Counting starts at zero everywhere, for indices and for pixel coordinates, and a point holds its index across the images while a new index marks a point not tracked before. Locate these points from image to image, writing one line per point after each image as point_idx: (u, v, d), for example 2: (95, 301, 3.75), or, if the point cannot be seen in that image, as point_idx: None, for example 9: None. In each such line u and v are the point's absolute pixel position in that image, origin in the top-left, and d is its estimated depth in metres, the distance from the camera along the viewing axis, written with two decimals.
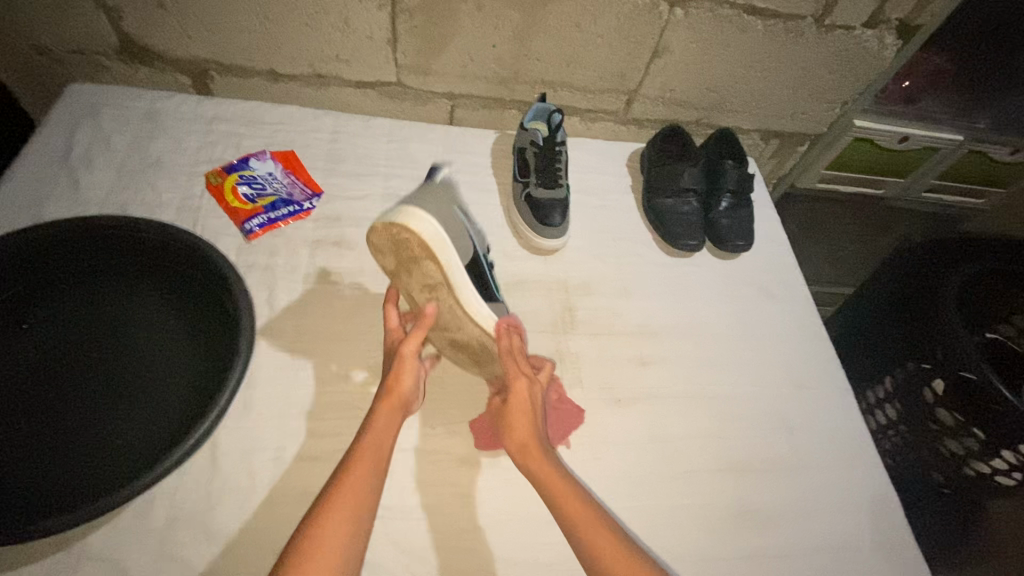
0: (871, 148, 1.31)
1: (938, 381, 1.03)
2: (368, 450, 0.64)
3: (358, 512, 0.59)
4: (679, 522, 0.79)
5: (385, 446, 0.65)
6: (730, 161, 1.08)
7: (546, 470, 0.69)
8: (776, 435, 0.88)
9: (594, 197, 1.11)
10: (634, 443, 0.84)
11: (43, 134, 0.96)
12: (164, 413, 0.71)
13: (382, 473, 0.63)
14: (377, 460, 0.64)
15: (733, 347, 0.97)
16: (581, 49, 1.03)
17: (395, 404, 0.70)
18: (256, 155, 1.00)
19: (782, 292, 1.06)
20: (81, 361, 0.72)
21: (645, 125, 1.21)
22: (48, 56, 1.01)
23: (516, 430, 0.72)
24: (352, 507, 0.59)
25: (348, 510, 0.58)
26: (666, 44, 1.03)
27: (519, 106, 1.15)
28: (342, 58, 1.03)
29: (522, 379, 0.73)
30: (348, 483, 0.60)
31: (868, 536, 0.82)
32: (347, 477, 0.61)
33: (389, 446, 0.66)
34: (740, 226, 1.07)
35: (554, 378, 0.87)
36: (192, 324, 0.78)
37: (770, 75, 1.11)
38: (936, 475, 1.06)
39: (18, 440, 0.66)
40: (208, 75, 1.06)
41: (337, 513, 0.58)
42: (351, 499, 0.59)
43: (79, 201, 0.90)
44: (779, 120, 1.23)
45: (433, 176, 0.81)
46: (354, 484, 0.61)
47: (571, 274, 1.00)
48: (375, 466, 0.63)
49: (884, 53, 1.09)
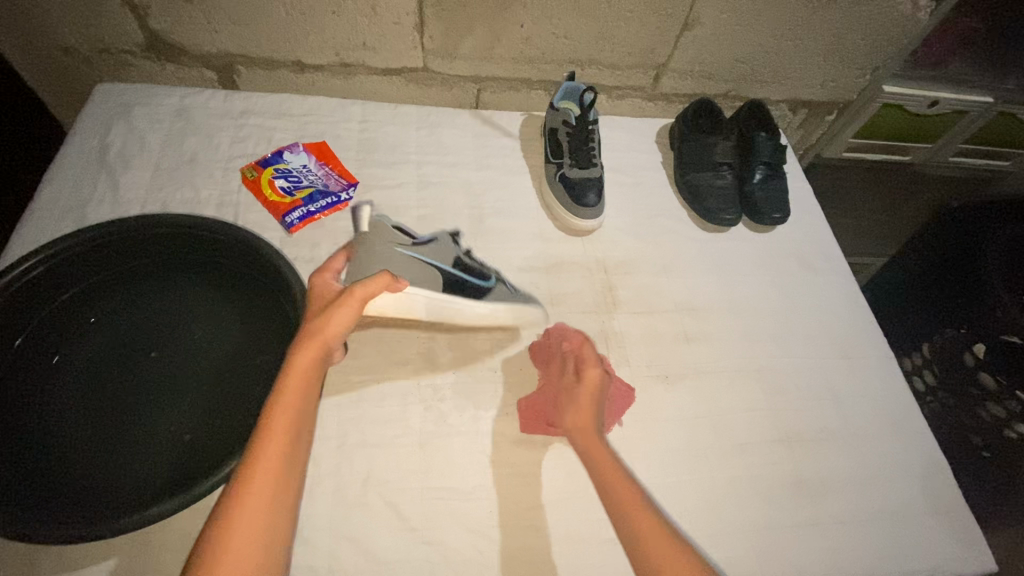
0: (899, 114, 1.29)
1: (980, 345, 1.04)
2: (286, 412, 0.59)
3: (282, 485, 0.55)
4: (737, 495, 0.80)
5: (305, 407, 0.61)
6: (764, 133, 1.07)
7: (595, 451, 0.71)
8: (823, 405, 0.89)
9: (626, 176, 1.11)
10: (685, 419, 0.85)
11: (78, 137, 0.97)
12: (228, 411, 0.71)
13: (291, 453, 0.57)
14: (297, 422, 0.59)
15: (777, 320, 0.97)
16: (610, 24, 1.01)
17: (320, 351, 0.64)
18: (289, 147, 1.00)
19: (821, 263, 1.05)
20: (145, 360, 0.73)
21: (673, 101, 1.19)
22: (75, 56, 1.01)
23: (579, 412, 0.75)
24: (276, 479, 0.55)
25: (270, 488, 0.54)
26: (697, 17, 1.01)
27: (546, 87, 1.13)
28: (369, 45, 1.02)
29: (597, 370, 0.78)
30: (268, 450, 0.56)
31: (923, 502, 0.83)
32: (266, 443, 0.56)
33: (300, 421, 0.60)
34: (776, 197, 1.06)
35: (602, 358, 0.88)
36: (251, 321, 0.78)
37: (801, 44, 1.09)
38: (975, 438, 1.07)
39: (89, 436, 0.67)
40: (234, 69, 1.05)
41: (259, 479, 0.54)
42: (271, 469, 0.55)
43: (120, 202, 0.90)
44: (807, 89, 1.21)
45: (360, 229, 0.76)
46: (275, 455, 0.56)
47: (610, 254, 1.00)
48: (294, 432, 0.58)
49: (918, 15, 1.07)
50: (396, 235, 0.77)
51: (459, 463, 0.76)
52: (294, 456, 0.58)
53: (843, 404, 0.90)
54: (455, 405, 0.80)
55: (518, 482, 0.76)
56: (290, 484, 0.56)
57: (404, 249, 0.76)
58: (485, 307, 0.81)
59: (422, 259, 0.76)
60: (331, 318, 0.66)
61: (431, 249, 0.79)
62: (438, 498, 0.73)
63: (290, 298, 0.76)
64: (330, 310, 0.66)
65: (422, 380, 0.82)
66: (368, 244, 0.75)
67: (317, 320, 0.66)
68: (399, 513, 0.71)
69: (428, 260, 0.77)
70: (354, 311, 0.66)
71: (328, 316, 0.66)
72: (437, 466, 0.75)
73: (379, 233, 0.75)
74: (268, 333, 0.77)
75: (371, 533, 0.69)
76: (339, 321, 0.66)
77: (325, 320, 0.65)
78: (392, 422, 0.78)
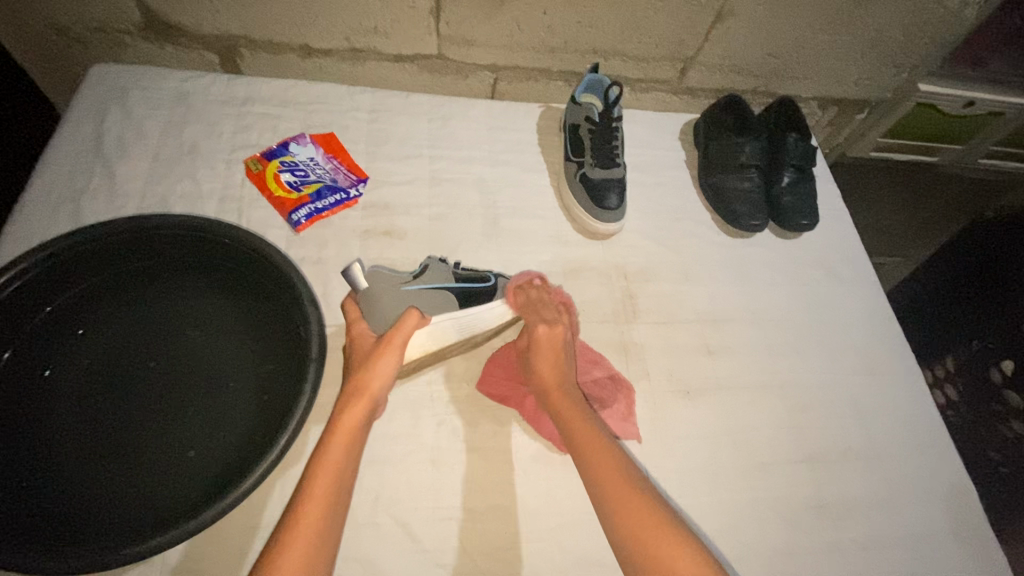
0: (933, 114, 1.23)
1: (1007, 362, 1.03)
2: (326, 476, 0.60)
3: (317, 555, 0.55)
4: (761, 516, 0.77)
5: (346, 469, 0.62)
6: (795, 134, 1.01)
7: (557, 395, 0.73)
8: (848, 424, 0.86)
9: (648, 174, 1.06)
10: (707, 436, 0.82)
11: (71, 123, 0.91)
12: (234, 425, 0.68)
13: (333, 523, 0.58)
14: (336, 486, 0.60)
15: (802, 333, 0.94)
16: (637, 13, 0.95)
17: (368, 404, 0.67)
18: (295, 138, 0.95)
19: (850, 274, 1.01)
20: (142, 370, 0.70)
21: (698, 95, 1.13)
22: (67, 35, 0.94)
23: (542, 367, 0.76)
24: (312, 547, 0.55)
25: (307, 555, 0.55)
26: (731, 8, 0.95)
27: (566, 77, 1.07)
28: (381, 30, 0.95)
29: (543, 327, 0.77)
30: (307, 515, 0.57)
31: (949, 527, 0.81)
32: (306, 508, 0.57)
33: (343, 487, 0.61)
34: (804, 202, 1.02)
35: (617, 372, 0.84)
36: (255, 329, 0.75)
37: (838, 39, 1.03)
38: (993, 454, 1.04)
39: (84, 456, 0.64)
40: (237, 52, 0.99)
41: (294, 549, 0.55)
42: (308, 537, 0.56)
43: (117, 194, 0.86)
44: (840, 86, 1.15)
45: (358, 284, 0.72)
46: (312, 522, 0.57)
47: (629, 258, 0.96)
48: (333, 498, 0.59)
49: (965, 11, 1.00)
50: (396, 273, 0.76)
51: (471, 482, 0.73)
52: (333, 521, 0.58)
53: (868, 424, 0.87)
54: (467, 420, 0.77)
55: (535, 501, 0.73)
56: (323, 554, 0.56)
57: (410, 285, 0.75)
58: (497, 307, 0.80)
59: (429, 287, 0.75)
60: (377, 368, 0.69)
61: (429, 274, 0.77)
62: (451, 519, 0.70)
63: (297, 303, 0.73)
64: (374, 361, 0.68)
65: (434, 392, 0.78)
66: (373, 294, 0.72)
67: (363, 374, 0.68)
68: (410, 533, 0.69)
69: (432, 285, 0.76)
70: (396, 357, 0.69)
71: (374, 369, 0.68)
72: (449, 484, 0.72)
73: (383, 279, 0.73)
74: (273, 341, 0.74)
75: (380, 556, 0.67)
76: (384, 371, 0.69)
77: (371, 372, 0.68)
78: (402, 437, 0.74)
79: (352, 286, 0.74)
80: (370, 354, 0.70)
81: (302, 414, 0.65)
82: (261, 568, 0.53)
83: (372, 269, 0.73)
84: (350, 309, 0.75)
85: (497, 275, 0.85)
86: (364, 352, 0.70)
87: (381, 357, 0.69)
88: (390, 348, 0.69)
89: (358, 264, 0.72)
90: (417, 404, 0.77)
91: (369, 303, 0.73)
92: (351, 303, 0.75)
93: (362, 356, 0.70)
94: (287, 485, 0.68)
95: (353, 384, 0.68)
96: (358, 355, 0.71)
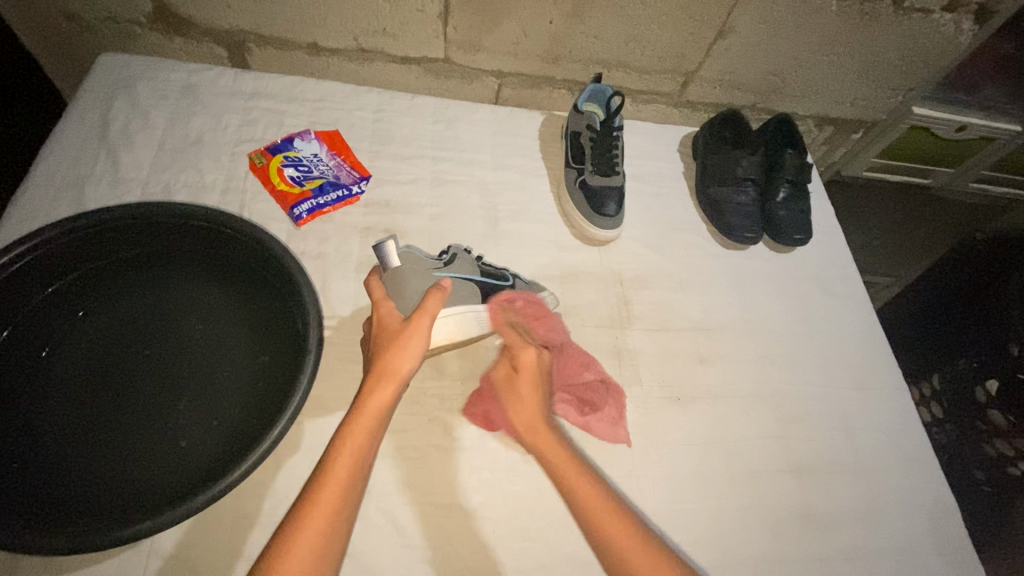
0: (926, 137, 1.26)
1: (993, 381, 1.05)
2: (347, 458, 0.60)
3: (330, 536, 0.56)
4: (745, 523, 0.78)
5: (366, 453, 0.62)
6: (790, 151, 1.04)
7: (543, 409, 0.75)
8: (835, 436, 0.88)
9: (647, 184, 1.08)
10: (696, 442, 0.83)
11: (78, 109, 0.92)
12: (228, 415, 0.68)
13: (351, 503, 0.59)
14: (356, 471, 0.60)
15: (793, 344, 0.95)
16: (641, 27, 0.97)
17: (395, 389, 0.66)
18: (300, 134, 0.96)
19: (841, 289, 1.03)
20: (139, 355, 0.70)
21: (698, 108, 1.16)
22: (78, 23, 0.95)
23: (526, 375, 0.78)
24: (326, 528, 0.56)
25: (320, 536, 0.55)
26: (733, 25, 0.97)
27: (570, 86, 1.09)
28: (390, 32, 0.97)
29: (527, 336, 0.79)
30: (324, 496, 0.57)
31: (930, 539, 0.82)
32: (324, 489, 0.58)
33: (364, 468, 0.61)
34: (799, 218, 1.03)
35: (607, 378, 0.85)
36: (253, 322, 0.75)
37: (836, 60, 1.05)
38: (977, 472, 1.06)
39: (77, 437, 0.64)
40: (246, 47, 1.00)
41: (313, 525, 0.55)
42: (325, 515, 0.56)
43: (120, 181, 0.86)
44: (837, 106, 1.17)
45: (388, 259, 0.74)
46: (329, 504, 0.57)
47: (626, 266, 0.97)
48: (352, 480, 0.59)
49: (959, 39, 1.03)
50: (425, 259, 0.78)
51: (461, 478, 0.73)
52: (351, 501, 0.59)
53: (855, 437, 0.88)
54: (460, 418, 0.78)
55: (525, 501, 0.73)
56: (338, 534, 0.57)
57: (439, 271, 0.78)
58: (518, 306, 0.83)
59: (454, 276, 0.78)
60: (405, 349, 0.68)
61: (456, 265, 0.80)
62: (439, 515, 0.71)
63: (297, 297, 0.73)
64: (402, 342, 0.68)
65: (428, 388, 0.79)
66: (403, 275, 0.74)
67: (391, 355, 0.67)
68: (399, 528, 0.69)
69: (458, 276, 0.79)
70: (423, 335, 0.69)
71: (401, 349, 0.68)
72: (440, 480, 0.73)
73: (413, 262, 0.76)
74: (271, 332, 0.74)
75: (368, 551, 0.67)
76: (412, 351, 0.68)
77: (398, 352, 0.68)
78: (394, 432, 0.75)
79: (381, 264, 0.76)
80: (399, 334, 0.69)
81: (301, 403, 0.66)
82: (279, 540, 0.54)
83: (404, 249, 0.76)
84: (375, 288, 0.74)
85: (515, 277, 0.86)
86: (391, 332, 0.70)
87: (412, 337, 0.68)
88: (418, 328, 0.69)
89: (391, 242, 0.75)
90: (411, 401, 0.78)
91: (399, 285, 0.74)
92: (376, 281, 0.75)
93: (389, 336, 0.69)
94: (279, 474, 0.69)
95: (381, 367, 0.67)
96: (386, 334, 0.70)
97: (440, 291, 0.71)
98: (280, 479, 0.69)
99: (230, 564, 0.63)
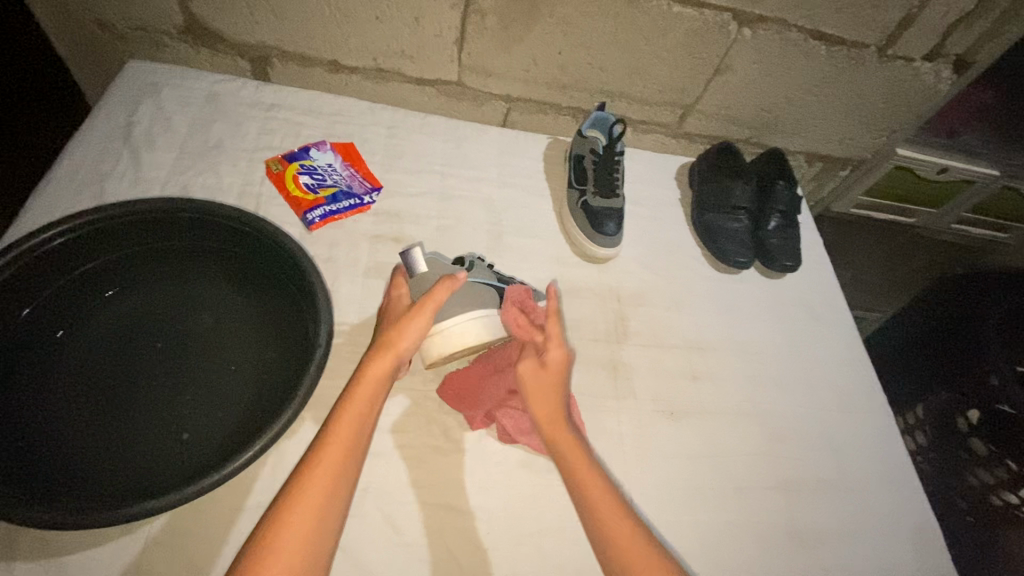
0: (909, 177, 1.32)
1: (973, 411, 1.07)
2: (348, 422, 0.62)
3: (331, 496, 0.58)
4: (734, 537, 0.80)
5: (366, 418, 0.64)
6: (782, 182, 1.10)
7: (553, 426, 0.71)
8: (821, 455, 0.90)
9: (644, 209, 1.12)
10: (689, 455, 0.85)
11: (104, 111, 0.96)
12: (234, 406, 0.70)
13: (353, 463, 0.61)
14: (356, 433, 0.62)
15: (782, 365, 0.98)
16: (644, 60, 1.03)
17: (392, 361, 0.68)
18: (316, 144, 1.00)
19: (829, 315, 1.07)
20: (149, 343, 0.72)
21: (696, 140, 1.22)
22: (111, 31, 1.00)
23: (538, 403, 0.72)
24: (327, 489, 0.58)
25: (322, 497, 0.57)
26: (729, 63, 1.04)
27: (574, 113, 1.15)
28: (407, 54, 1.02)
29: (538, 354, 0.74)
30: (325, 457, 0.60)
31: (913, 560, 0.83)
32: (325, 450, 0.60)
33: (365, 432, 0.63)
34: (789, 246, 1.08)
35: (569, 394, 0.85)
36: (262, 318, 0.77)
37: (826, 100, 1.12)
38: (961, 501, 1.08)
39: (82, 417, 0.65)
40: (270, 61, 1.05)
41: (315, 483, 0.58)
42: (326, 474, 0.59)
43: (139, 180, 0.89)
44: (826, 144, 1.24)
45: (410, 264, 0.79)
46: (330, 465, 0.59)
47: (623, 284, 1.01)
48: (353, 442, 0.62)
49: (940, 86, 1.10)
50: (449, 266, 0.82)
51: (458, 481, 0.75)
52: (352, 463, 0.61)
53: (842, 456, 0.91)
54: (460, 422, 0.79)
55: (519, 506, 0.74)
56: (341, 493, 0.59)
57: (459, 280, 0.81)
58: None
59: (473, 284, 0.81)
60: (407, 328, 0.70)
61: (475, 273, 0.83)
62: (435, 516, 0.72)
63: (308, 293, 0.76)
64: (405, 322, 0.70)
65: (431, 393, 0.81)
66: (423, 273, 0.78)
67: (394, 330, 0.69)
68: (395, 526, 0.70)
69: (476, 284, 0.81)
70: (425, 318, 0.70)
71: (403, 328, 0.69)
72: (438, 481, 0.74)
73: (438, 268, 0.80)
74: (280, 329, 0.77)
75: (364, 548, 0.68)
76: (413, 330, 0.70)
77: (402, 331, 0.69)
78: (395, 433, 0.76)
79: (406, 267, 0.80)
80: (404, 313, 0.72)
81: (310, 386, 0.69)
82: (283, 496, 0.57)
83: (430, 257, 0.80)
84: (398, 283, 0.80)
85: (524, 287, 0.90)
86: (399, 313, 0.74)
87: (415, 315, 0.70)
88: (423, 310, 0.70)
89: (418, 249, 0.79)
90: (412, 404, 0.79)
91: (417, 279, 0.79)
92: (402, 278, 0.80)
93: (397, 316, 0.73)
94: (279, 469, 0.70)
95: (385, 340, 0.69)
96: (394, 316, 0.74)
97: (450, 278, 0.73)
98: (279, 472, 0.70)
99: (226, 554, 0.64)
